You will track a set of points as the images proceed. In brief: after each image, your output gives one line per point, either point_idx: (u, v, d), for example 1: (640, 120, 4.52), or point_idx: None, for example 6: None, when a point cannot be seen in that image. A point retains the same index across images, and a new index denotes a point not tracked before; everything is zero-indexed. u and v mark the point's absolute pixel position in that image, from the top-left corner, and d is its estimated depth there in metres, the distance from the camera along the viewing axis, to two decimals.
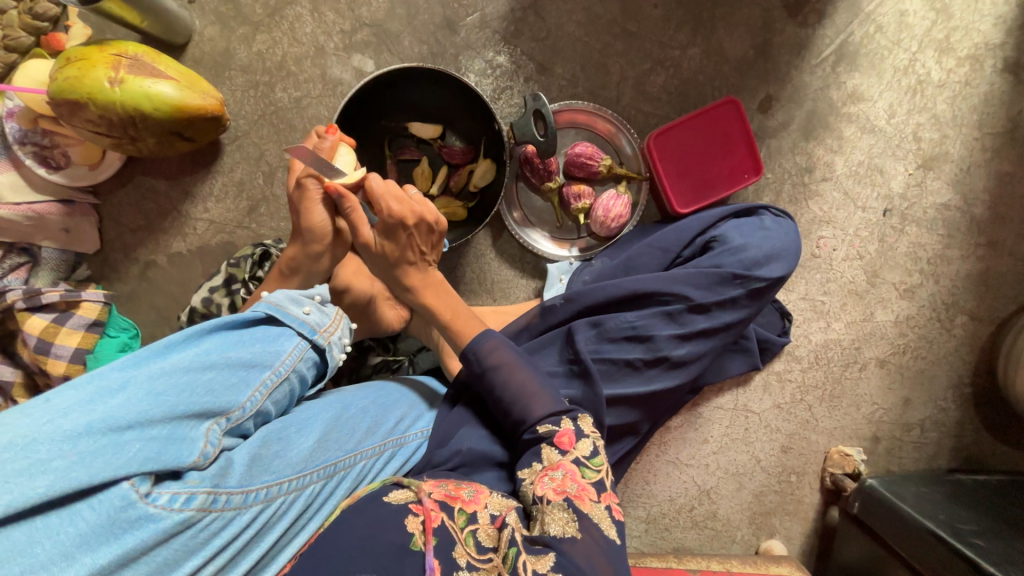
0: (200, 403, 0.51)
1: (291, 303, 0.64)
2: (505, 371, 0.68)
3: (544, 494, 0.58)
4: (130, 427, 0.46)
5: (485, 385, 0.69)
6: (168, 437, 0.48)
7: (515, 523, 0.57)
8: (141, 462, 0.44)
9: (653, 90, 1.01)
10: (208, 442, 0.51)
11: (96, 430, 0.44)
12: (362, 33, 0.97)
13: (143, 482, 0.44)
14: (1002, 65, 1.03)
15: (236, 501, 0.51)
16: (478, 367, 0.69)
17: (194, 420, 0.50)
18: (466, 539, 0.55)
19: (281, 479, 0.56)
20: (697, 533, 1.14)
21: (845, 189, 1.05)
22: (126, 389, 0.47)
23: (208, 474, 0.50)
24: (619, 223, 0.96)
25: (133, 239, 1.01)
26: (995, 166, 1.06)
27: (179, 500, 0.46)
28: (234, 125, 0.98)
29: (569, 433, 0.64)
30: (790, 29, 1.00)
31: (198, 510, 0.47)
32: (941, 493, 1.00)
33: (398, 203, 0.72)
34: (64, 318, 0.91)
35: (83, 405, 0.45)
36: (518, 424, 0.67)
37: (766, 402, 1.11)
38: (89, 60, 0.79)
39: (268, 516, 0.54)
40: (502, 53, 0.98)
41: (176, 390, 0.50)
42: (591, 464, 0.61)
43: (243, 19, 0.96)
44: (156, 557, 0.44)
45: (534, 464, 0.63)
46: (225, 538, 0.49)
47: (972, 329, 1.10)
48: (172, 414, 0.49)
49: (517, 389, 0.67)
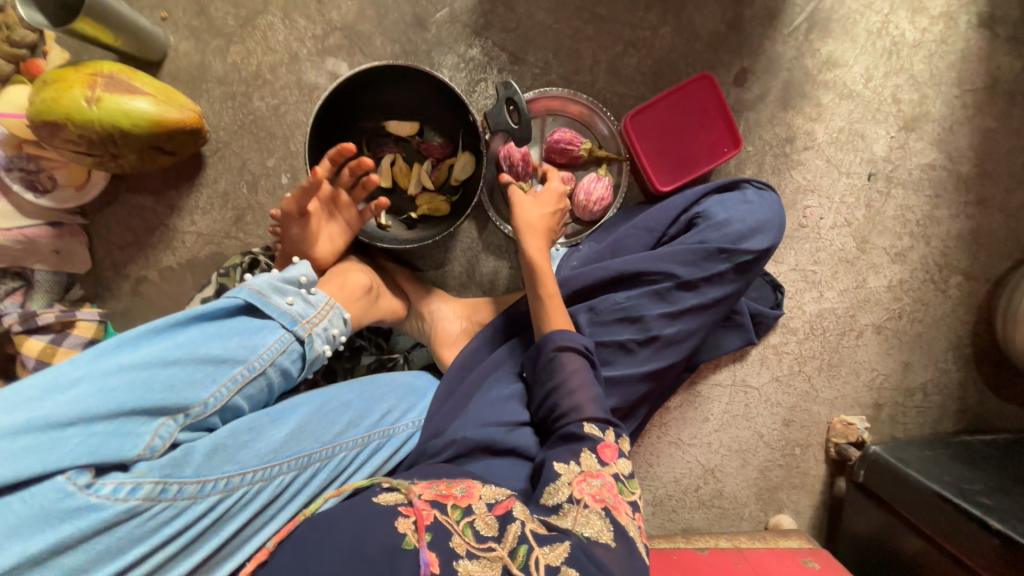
0: (152, 399, 0.52)
1: (273, 292, 0.66)
2: (573, 364, 0.71)
3: (583, 497, 0.59)
4: (74, 422, 0.48)
5: (547, 371, 0.72)
6: (110, 432, 0.49)
7: (523, 515, 0.55)
8: (76, 459, 0.47)
9: (627, 71, 1.01)
10: (158, 435, 0.52)
11: (38, 425, 0.46)
12: (334, 36, 0.98)
13: (80, 475, 0.47)
14: (977, 21, 1.02)
15: (190, 491, 0.52)
16: (552, 351, 0.73)
17: (145, 415, 0.52)
18: (463, 530, 0.52)
19: (245, 469, 0.57)
20: (705, 512, 1.13)
21: (827, 156, 1.04)
22: (80, 384, 0.49)
23: (157, 465, 0.51)
24: (601, 205, 0.95)
25: (123, 257, 1.03)
26: (978, 122, 1.05)
27: (124, 490, 0.48)
28: (215, 137, 0.99)
29: (611, 447, 0.65)
30: (759, 1, 1.00)
31: (144, 500, 0.49)
32: (945, 455, 0.99)
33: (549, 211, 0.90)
34: (61, 338, 0.92)
35: (32, 399, 0.47)
36: (566, 415, 0.68)
37: (765, 376, 1.11)
38: (65, 82, 0.80)
39: (228, 506, 0.55)
40: (474, 46, 0.99)
41: (129, 386, 0.51)
42: (628, 484, 0.63)
43: (216, 32, 0.97)
44: (96, 545, 0.47)
45: (572, 462, 0.62)
46: (176, 527, 0.51)
47: (968, 288, 1.10)
48: (120, 409, 0.50)
49: (571, 386, 0.69)
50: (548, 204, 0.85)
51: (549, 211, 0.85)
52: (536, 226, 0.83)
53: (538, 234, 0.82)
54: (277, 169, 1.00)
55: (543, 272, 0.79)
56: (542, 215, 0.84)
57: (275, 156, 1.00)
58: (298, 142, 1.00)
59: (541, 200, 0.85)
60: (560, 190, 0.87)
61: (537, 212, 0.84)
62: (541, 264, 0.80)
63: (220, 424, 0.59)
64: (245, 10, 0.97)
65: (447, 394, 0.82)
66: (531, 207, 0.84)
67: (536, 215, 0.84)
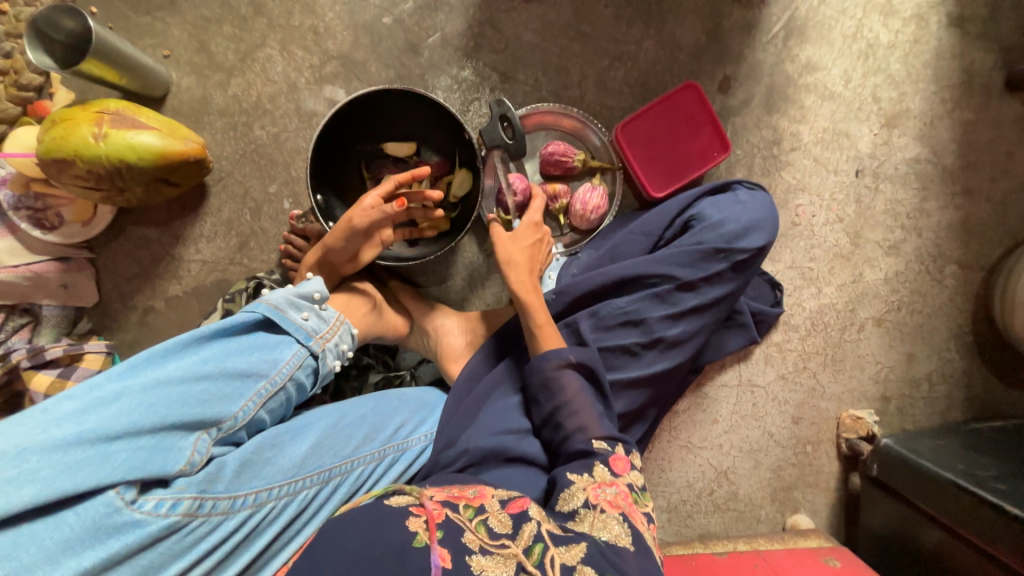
0: (190, 413, 0.54)
1: (290, 307, 0.67)
2: (572, 385, 0.73)
3: (598, 503, 0.58)
4: (118, 438, 0.49)
5: (548, 393, 0.73)
6: (154, 446, 0.51)
7: (538, 516, 0.55)
8: (125, 473, 0.48)
9: (615, 84, 1.05)
10: (196, 450, 0.54)
11: (86, 439, 0.48)
12: (330, 65, 1.01)
13: (128, 490, 0.48)
14: (946, 21, 1.07)
15: (223, 506, 0.54)
16: (552, 372, 0.74)
17: (183, 431, 0.53)
18: (476, 526, 0.51)
19: (272, 484, 0.58)
20: (721, 516, 1.12)
21: (814, 156, 1.07)
22: (120, 400, 0.51)
23: (194, 480, 0.53)
24: (598, 214, 0.97)
25: (129, 288, 1.04)
26: (957, 116, 1.09)
27: (165, 506, 0.49)
28: (217, 167, 1.02)
29: (622, 459, 0.66)
30: (737, 12, 1.04)
31: (184, 515, 0.50)
32: (957, 444, 0.99)
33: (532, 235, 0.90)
34: (69, 371, 0.92)
35: (76, 415, 0.49)
36: (571, 435, 0.69)
37: (770, 374, 1.11)
38: (73, 120, 0.83)
39: (259, 520, 0.56)
40: (466, 67, 1.02)
41: (167, 401, 0.53)
42: (641, 495, 0.63)
43: (216, 67, 1.00)
44: (141, 560, 0.48)
45: (585, 473, 0.63)
46: (212, 542, 0.52)
47: (963, 277, 1.11)
48: (161, 424, 0.52)
49: (575, 407, 0.71)
50: (526, 238, 0.87)
51: (528, 244, 0.86)
52: (518, 261, 0.84)
53: (522, 269, 0.83)
54: (279, 194, 1.03)
55: (532, 305, 0.80)
56: (525, 247, 0.85)
57: (277, 182, 1.02)
58: (299, 167, 1.03)
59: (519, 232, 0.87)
60: (536, 216, 0.89)
61: (514, 245, 0.85)
62: (528, 299, 0.81)
63: (246, 439, 0.61)
64: (245, 45, 1.00)
65: (455, 403, 0.82)
66: (513, 238, 0.86)
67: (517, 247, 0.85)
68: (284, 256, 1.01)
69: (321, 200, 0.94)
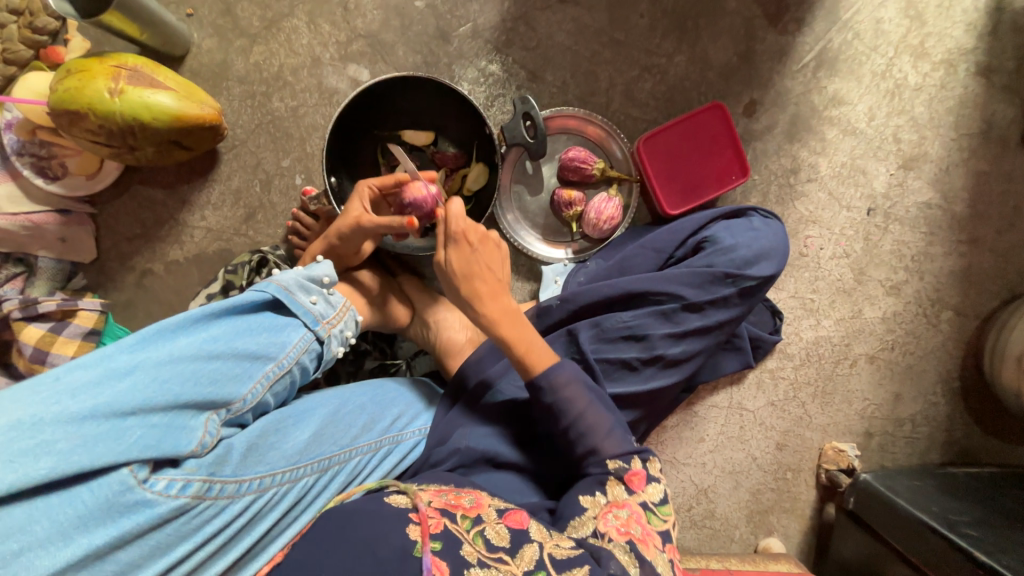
0: (201, 393, 0.55)
1: (299, 291, 0.66)
2: (581, 398, 0.68)
3: (608, 530, 0.59)
4: (132, 414, 0.50)
5: (552, 417, 0.68)
6: (168, 425, 0.52)
7: (541, 537, 0.55)
8: (139, 451, 0.49)
9: (642, 96, 1.04)
10: (207, 432, 0.55)
11: (101, 414, 0.49)
12: (357, 43, 0.99)
13: (141, 469, 0.49)
14: (975, 69, 1.07)
15: (230, 490, 0.55)
16: (550, 397, 0.68)
17: (194, 410, 0.54)
18: (474, 538, 0.52)
19: (275, 470, 0.60)
20: (696, 532, 1.14)
21: (829, 190, 1.08)
22: (134, 374, 0.52)
23: (204, 462, 0.54)
24: (611, 224, 0.97)
25: (130, 248, 1.01)
26: (972, 165, 1.10)
27: (176, 487, 0.50)
28: (231, 134, 0.99)
29: (639, 474, 0.65)
30: (771, 37, 1.04)
31: (193, 497, 0.51)
32: (933, 485, 1.02)
33: (487, 241, 0.77)
34: (61, 327, 0.90)
35: (90, 388, 0.50)
36: (583, 456, 0.67)
37: (760, 400, 1.13)
38: (89, 72, 0.80)
39: (261, 505, 0.58)
40: (494, 62, 1.01)
41: (179, 379, 0.54)
42: (658, 511, 0.63)
43: (240, 32, 0.98)
44: (150, 540, 0.49)
45: (598, 494, 0.63)
46: (217, 526, 0.53)
47: (957, 324, 1.13)
48: (173, 403, 0.53)
49: (589, 427, 0.67)
50: (485, 254, 0.76)
51: (486, 259, 0.76)
52: (480, 296, 0.73)
53: (492, 295, 0.74)
54: (291, 169, 1.01)
55: (506, 333, 0.72)
56: (485, 267, 0.75)
57: (291, 156, 1.01)
58: (314, 144, 1.01)
59: (455, 258, 0.73)
60: (458, 231, 0.73)
61: (462, 282, 0.73)
62: (503, 334, 0.71)
63: (251, 421, 0.62)
64: (271, 13, 0.98)
65: (439, 415, 0.79)
66: (458, 273, 0.73)
67: (466, 278, 0.73)
68: (290, 232, 1.00)
69: (334, 183, 0.93)
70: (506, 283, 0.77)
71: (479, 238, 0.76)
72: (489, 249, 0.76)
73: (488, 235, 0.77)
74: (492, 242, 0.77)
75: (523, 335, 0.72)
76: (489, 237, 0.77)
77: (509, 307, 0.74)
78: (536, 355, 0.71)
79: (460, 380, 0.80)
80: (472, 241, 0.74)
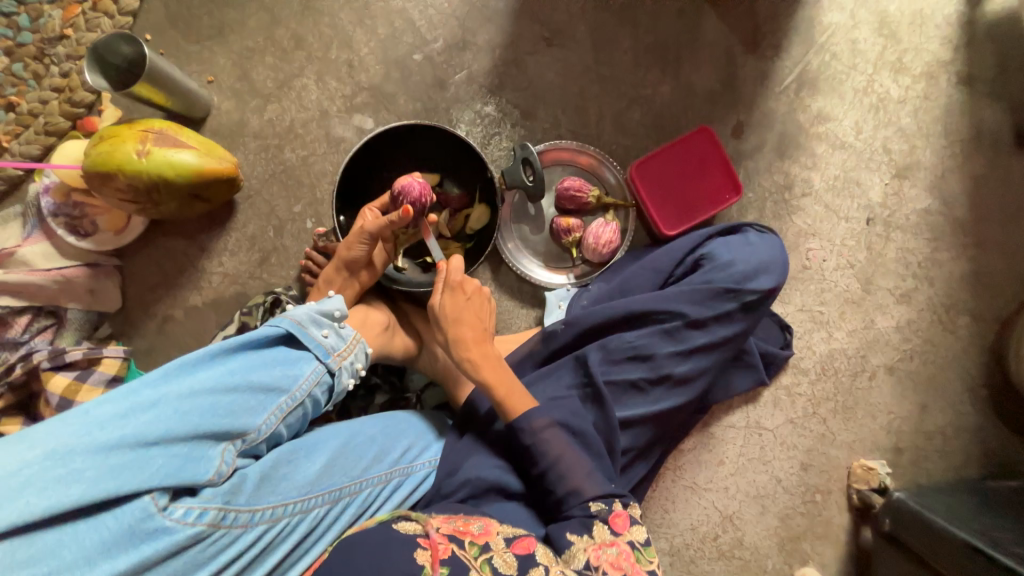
0: (220, 423, 0.57)
1: (312, 324, 0.69)
2: (558, 441, 0.69)
3: (599, 564, 0.57)
4: (155, 444, 0.52)
5: (531, 461, 0.69)
6: (187, 454, 0.54)
7: (547, 561, 0.54)
8: (162, 478, 0.51)
9: (631, 125, 1.09)
10: (224, 461, 0.57)
11: (126, 444, 0.51)
12: (361, 96, 1.07)
13: (161, 496, 0.51)
14: (956, 79, 1.10)
15: (243, 519, 0.56)
16: (529, 437, 0.70)
17: (212, 440, 0.56)
18: (480, 566, 0.52)
19: (288, 500, 0.60)
20: (725, 564, 1.08)
21: (825, 202, 1.09)
22: (158, 407, 0.54)
23: (220, 491, 0.55)
24: (610, 248, 1.00)
25: (152, 296, 1.07)
26: (967, 170, 1.11)
27: (192, 515, 0.52)
28: (247, 185, 1.06)
29: (623, 515, 0.63)
30: (751, 63, 1.09)
31: (209, 525, 0.53)
32: (972, 501, 0.96)
33: (481, 296, 0.80)
34: (86, 375, 0.94)
35: (117, 419, 0.52)
36: (564, 499, 0.66)
37: (779, 418, 1.10)
38: (120, 136, 0.88)
39: (273, 536, 0.58)
40: (489, 103, 1.08)
41: (200, 410, 0.56)
42: (647, 551, 0.59)
43: (255, 93, 1.07)
44: (167, 568, 0.50)
45: (585, 534, 0.61)
46: (230, 555, 0.54)
47: (976, 329, 1.10)
48: (193, 432, 0.55)
49: (565, 466, 0.67)
50: (477, 305, 0.79)
51: (477, 308, 0.79)
52: (463, 340, 0.75)
53: (476, 341, 0.76)
54: (303, 214, 1.07)
55: (490, 376, 0.74)
56: (476, 319, 0.77)
57: (302, 202, 1.07)
58: (324, 189, 1.07)
59: (448, 303, 0.76)
60: (456, 281, 0.77)
61: (449, 325, 0.75)
62: (483, 377, 0.74)
63: (265, 452, 0.63)
64: (283, 74, 1.07)
65: (449, 445, 0.79)
66: (446, 319, 0.76)
67: (455, 321, 0.76)
68: (304, 270, 1.04)
69: (343, 222, 0.98)
70: (490, 333, 0.79)
71: (473, 292, 0.79)
72: (482, 304, 0.80)
73: (485, 292, 0.81)
74: (485, 299, 0.81)
75: (504, 377, 0.74)
76: (485, 293, 0.81)
77: (495, 356, 0.76)
78: (517, 402, 0.73)
79: (470, 409, 0.80)
80: (467, 292, 0.78)
